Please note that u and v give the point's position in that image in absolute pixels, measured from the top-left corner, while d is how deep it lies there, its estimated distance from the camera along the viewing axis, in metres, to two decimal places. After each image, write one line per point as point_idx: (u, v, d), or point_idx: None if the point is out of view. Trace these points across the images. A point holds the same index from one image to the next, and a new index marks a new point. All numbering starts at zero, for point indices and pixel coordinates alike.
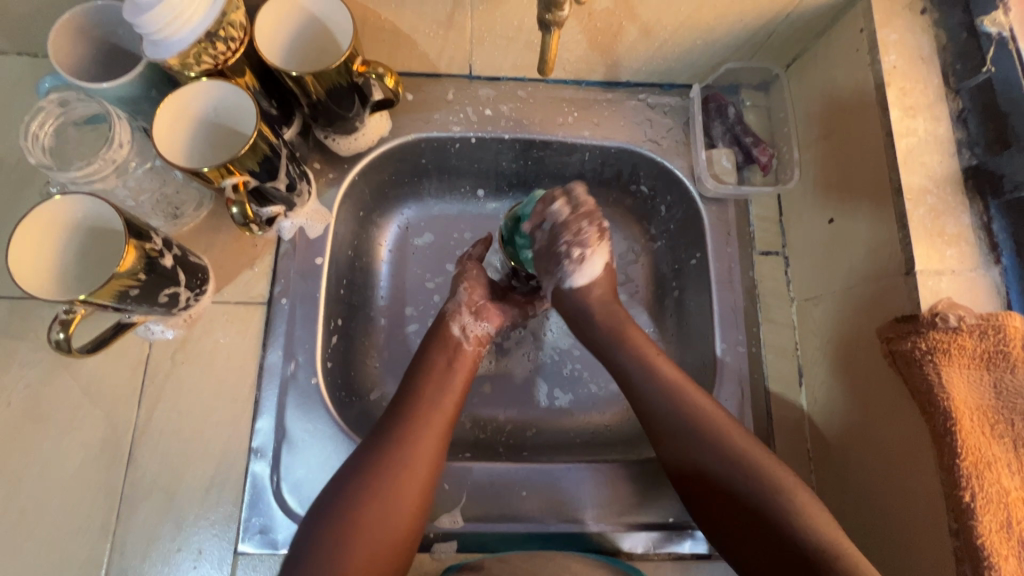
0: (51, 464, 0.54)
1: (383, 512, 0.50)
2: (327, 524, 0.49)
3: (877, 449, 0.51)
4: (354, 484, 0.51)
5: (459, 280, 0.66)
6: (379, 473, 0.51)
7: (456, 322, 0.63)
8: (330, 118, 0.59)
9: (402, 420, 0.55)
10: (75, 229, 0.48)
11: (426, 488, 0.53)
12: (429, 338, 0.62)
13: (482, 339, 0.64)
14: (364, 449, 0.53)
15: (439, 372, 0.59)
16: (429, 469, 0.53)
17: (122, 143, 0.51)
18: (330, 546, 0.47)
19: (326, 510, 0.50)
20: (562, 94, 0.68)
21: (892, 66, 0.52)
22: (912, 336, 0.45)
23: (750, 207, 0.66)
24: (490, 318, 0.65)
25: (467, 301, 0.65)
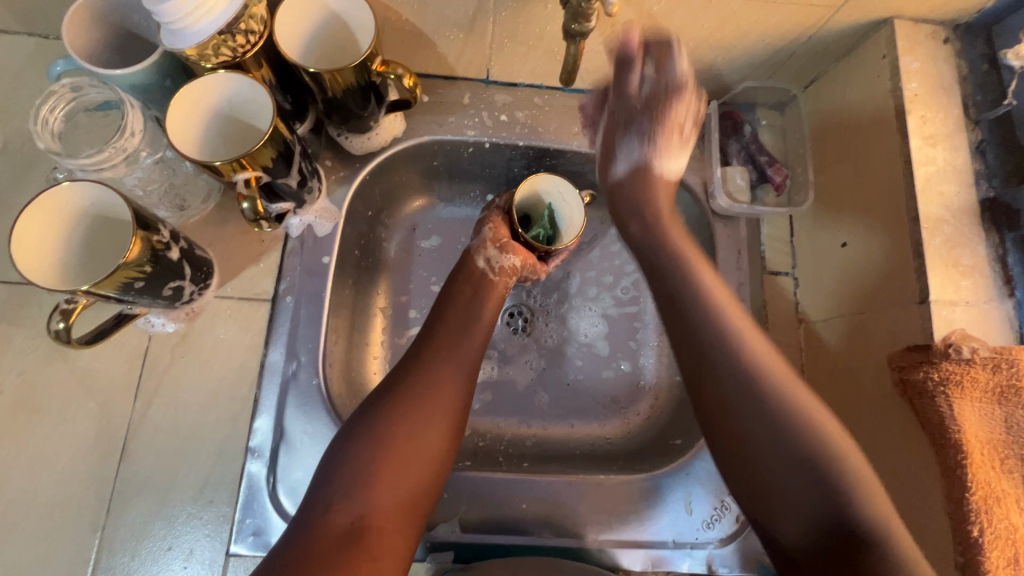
0: (41, 454, 0.53)
1: (416, 437, 0.49)
2: (360, 446, 0.48)
3: (885, 471, 0.51)
4: (386, 407, 0.50)
5: (483, 221, 0.66)
6: (411, 397, 0.51)
7: (482, 257, 0.63)
8: (345, 117, 0.59)
9: (432, 349, 0.55)
10: (80, 218, 0.47)
11: (457, 414, 0.52)
12: (454, 273, 0.63)
13: (506, 271, 0.64)
14: (395, 375, 0.53)
15: (467, 303, 0.60)
16: (460, 395, 0.53)
17: (134, 131, 0.50)
18: (364, 468, 0.47)
19: (354, 434, 0.49)
20: (579, 104, 0.68)
21: (913, 93, 0.52)
22: (924, 366, 0.45)
23: (761, 226, 0.66)
24: (515, 251, 0.64)
25: (491, 236, 0.64)
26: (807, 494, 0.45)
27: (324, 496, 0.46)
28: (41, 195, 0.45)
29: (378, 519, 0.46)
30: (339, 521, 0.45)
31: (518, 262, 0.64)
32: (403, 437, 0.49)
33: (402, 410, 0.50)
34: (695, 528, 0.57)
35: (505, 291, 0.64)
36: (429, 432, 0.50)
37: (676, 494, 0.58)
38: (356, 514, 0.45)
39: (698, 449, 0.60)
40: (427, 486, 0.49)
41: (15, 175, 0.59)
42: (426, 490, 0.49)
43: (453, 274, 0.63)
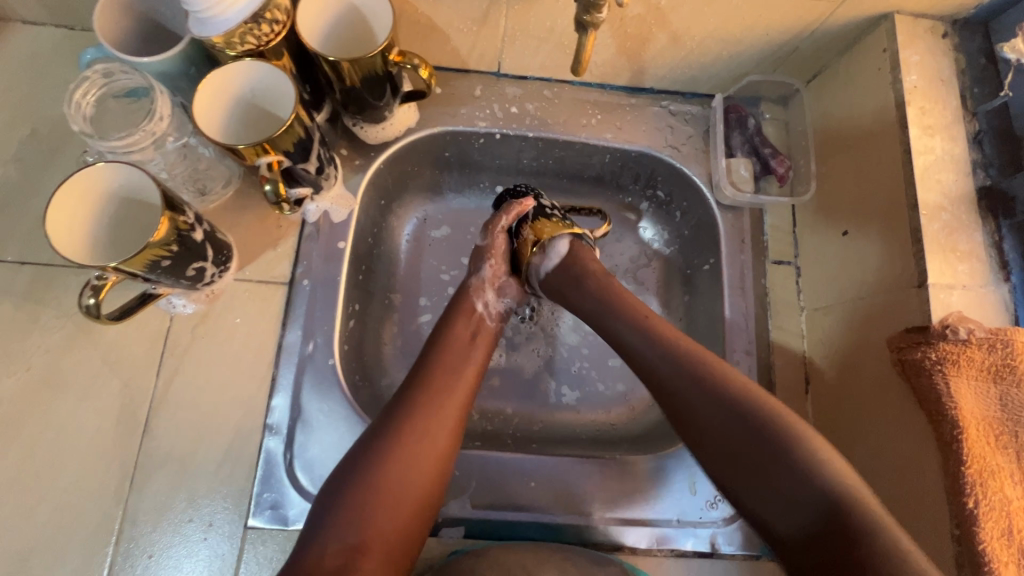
0: (67, 428, 0.55)
1: (404, 479, 0.51)
2: (352, 485, 0.49)
3: (886, 451, 0.52)
4: (377, 448, 0.51)
5: (483, 255, 0.66)
6: (402, 440, 0.52)
7: (480, 298, 0.65)
8: (361, 106, 0.61)
9: (424, 390, 0.56)
10: (110, 197, 0.49)
11: (446, 455, 0.53)
12: (453, 311, 0.63)
13: (502, 316, 0.66)
14: (388, 415, 0.54)
15: (461, 345, 0.60)
16: (449, 439, 0.54)
17: (162, 115, 0.51)
18: (356, 507, 0.48)
19: (345, 474, 0.50)
20: (587, 97, 0.70)
21: (913, 85, 0.54)
22: (922, 346, 0.47)
23: (764, 216, 0.68)
24: (511, 293, 0.67)
25: (491, 277, 0.66)
26: (793, 517, 0.44)
27: (318, 531, 0.47)
28: (77, 174, 0.47)
29: (367, 559, 0.47)
30: (329, 560, 0.46)
31: (512, 303, 0.67)
32: (391, 479, 0.50)
33: (393, 451, 0.51)
34: (699, 508, 0.59)
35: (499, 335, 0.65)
36: (418, 473, 0.51)
37: (680, 476, 0.60)
38: (346, 553, 0.47)
39: None
40: (414, 527, 0.50)
41: (43, 160, 0.61)
42: (413, 532, 0.50)
43: (450, 313, 0.63)
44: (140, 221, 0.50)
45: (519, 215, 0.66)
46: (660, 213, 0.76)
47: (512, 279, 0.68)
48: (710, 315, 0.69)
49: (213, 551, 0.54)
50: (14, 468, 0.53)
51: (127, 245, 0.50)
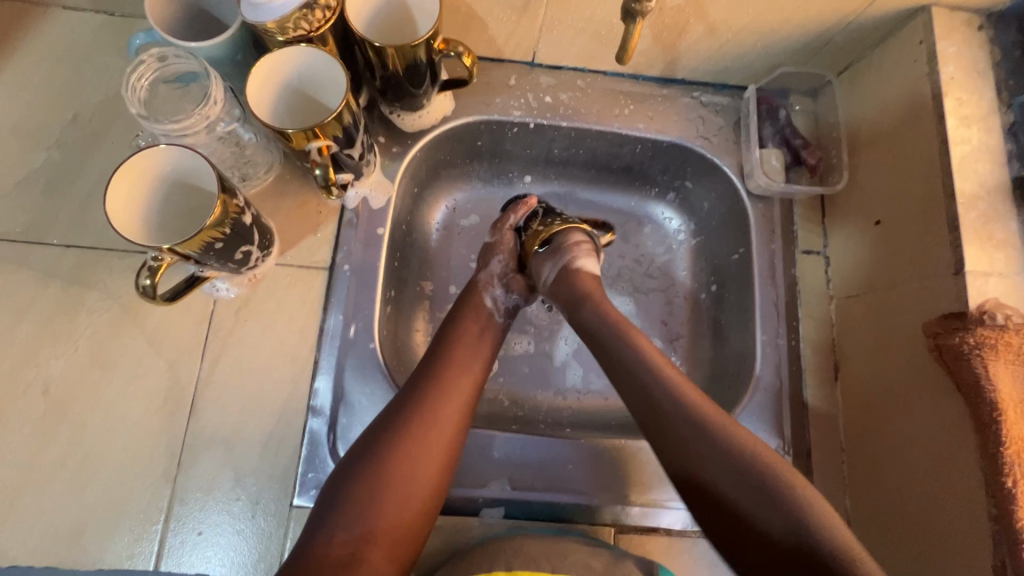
0: (115, 409, 0.56)
1: (412, 472, 0.51)
2: (360, 476, 0.50)
3: (918, 436, 0.54)
4: (385, 440, 0.52)
5: (493, 251, 0.67)
6: (410, 433, 0.52)
7: (490, 294, 0.65)
8: (399, 94, 0.61)
9: (432, 384, 0.55)
10: (166, 178, 0.50)
11: (452, 450, 0.53)
12: (464, 307, 0.63)
13: (511, 312, 0.65)
14: (397, 408, 0.54)
15: (471, 341, 0.60)
16: (457, 433, 0.54)
17: (216, 100, 0.52)
18: (365, 498, 0.49)
19: (355, 466, 0.50)
20: (619, 87, 0.71)
21: (949, 77, 0.55)
22: (959, 331, 0.48)
23: (794, 206, 0.69)
24: (517, 289, 0.66)
25: (500, 272, 0.66)
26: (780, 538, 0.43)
27: (326, 520, 0.48)
28: (137, 154, 0.48)
29: (373, 549, 0.47)
30: (337, 550, 0.46)
31: (518, 300, 0.66)
32: (399, 472, 0.50)
33: (402, 444, 0.51)
34: None
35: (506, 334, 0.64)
36: (425, 465, 0.51)
37: None
38: (353, 543, 0.47)
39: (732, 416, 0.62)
40: (421, 519, 0.50)
41: (85, 145, 0.62)
42: (419, 524, 0.50)
43: (459, 309, 0.63)
44: (199, 208, 0.53)
45: (527, 212, 0.68)
46: (685, 204, 0.77)
47: (519, 276, 0.67)
48: (739, 304, 0.70)
49: (259, 529, 0.55)
50: (64, 446, 0.54)
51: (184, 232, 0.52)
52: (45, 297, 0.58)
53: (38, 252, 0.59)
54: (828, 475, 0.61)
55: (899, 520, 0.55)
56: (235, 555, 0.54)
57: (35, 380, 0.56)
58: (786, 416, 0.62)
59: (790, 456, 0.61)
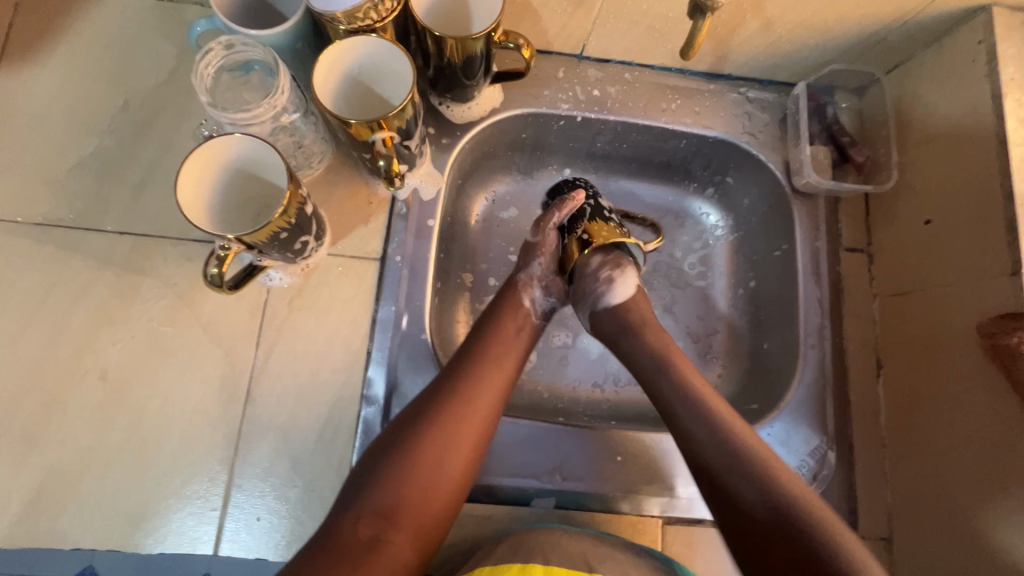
0: (172, 396, 0.56)
1: (438, 460, 0.52)
2: (391, 460, 0.51)
3: (967, 434, 0.55)
4: (416, 427, 0.53)
5: (533, 251, 0.67)
6: (440, 423, 0.53)
7: (528, 295, 0.65)
8: (450, 85, 0.62)
9: (465, 377, 0.56)
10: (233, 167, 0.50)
11: (481, 441, 0.54)
12: (500, 305, 0.64)
13: (547, 314, 0.66)
14: (430, 398, 0.55)
15: (505, 338, 0.61)
16: (485, 426, 0.55)
17: (284, 89, 0.50)
18: (393, 481, 0.50)
19: (387, 448, 0.52)
20: (666, 81, 0.71)
21: (1010, 78, 0.55)
22: (1017, 331, 0.49)
23: (839, 204, 0.69)
24: (556, 292, 0.67)
25: (540, 275, 0.66)
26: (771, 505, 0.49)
27: (354, 501, 0.49)
28: (213, 139, 0.48)
29: (398, 532, 0.48)
30: (362, 529, 0.47)
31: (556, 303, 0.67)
32: (430, 458, 0.51)
33: (431, 433, 0.52)
34: None
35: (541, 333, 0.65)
36: (452, 456, 0.52)
37: None
38: (376, 524, 0.48)
39: (776, 411, 0.63)
40: (444, 508, 0.51)
41: (136, 132, 0.62)
42: (441, 513, 0.51)
43: (498, 303, 0.64)
44: (260, 201, 0.53)
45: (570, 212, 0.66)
46: (724, 200, 0.78)
47: (559, 278, 0.67)
48: (781, 300, 0.70)
49: (315, 515, 0.55)
50: (122, 433, 0.55)
51: (242, 224, 0.52)
52: (100, 283, 0.58)
53: (93, 239, 0.59)
54: (870, 470, 0.62)
55: (947, 516, 0.56)
56: (291, 541, 0.55)
57: (93, 365, 0.56)
58: (830, 412, 0.63)
59: (832, 451, 0.62)
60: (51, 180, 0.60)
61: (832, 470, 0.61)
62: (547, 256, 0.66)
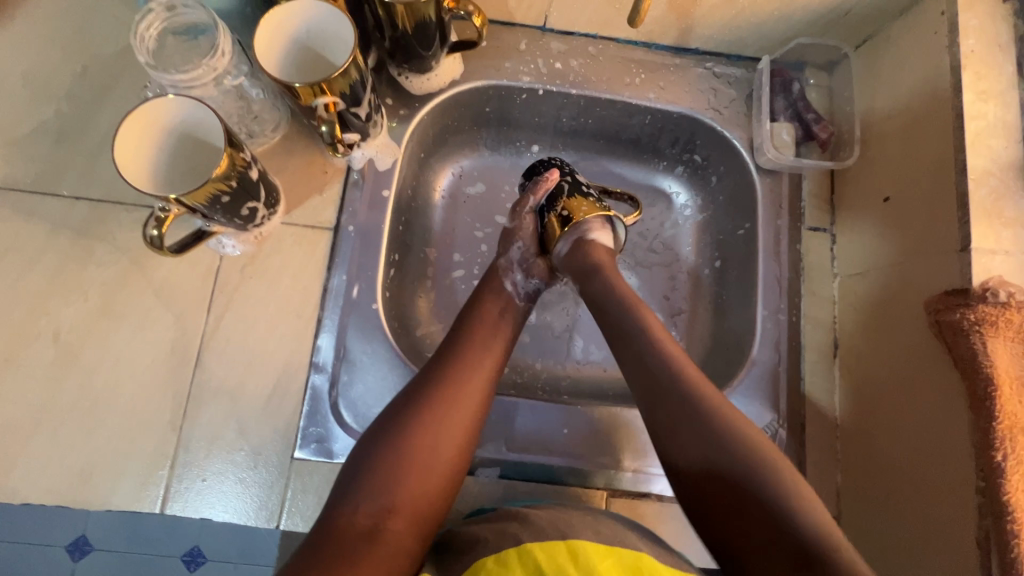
0: (123, 358, 0.57)
1: (431, 447, 0.49)
2: (383, 449, 0.48)
3: (923, 417, 0.52)
4: (407, 414, 0.50)
5: (511, 237, 0.65)
6: (432, 407, 0.51)
7: (509, 279, 0.63)
8: (408, 55, 0.61)
9: (454, 361, 0.54)
10: (175, 130, 0.50)
11: (473, 425, 0.52)
12: (483, 290, 0.62)
13: (531, 297, 0.64)
14: (419, 383, 0.52)
15: (492, 321, 0.59)
16: (479, 409, 0.53)
17: (224, 51, 0.51)
18: (386, 470, 0.47)
19: (377, 438, 0.49)
20: (631, 55, 0.70)
21: (970, 50, 0.53)
22: (961, 308, 0.48)
23: (803, 181, 0.68)
24: (539, 274, 0.65)
25: (520, 259, 0.64)
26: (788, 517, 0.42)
27: (349, 492, 0.47)
28: (152, 100, 0.48)
29: (396, 521, 0.46)
30: (360, 521, 0.45)
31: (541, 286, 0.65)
32: (422, 445, 0.49)
33: (424, 419, 0.50)
34: None
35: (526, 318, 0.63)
36: (447, 441, 0.50)
37: None
38: (376, 515, 0.46)
39: (727, 388, 0.62)
40: (441, 496, 0.49)
41: (94, 99, 0.62)
42: (439, 501, 0.49)
43: (482, 289, 0.62)
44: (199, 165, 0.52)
45: (545, 193, 0.66)
46: (693, 179, 0.76)
47: (540, 260, 0.65)
48: (742, 278, 0.69)
49: (262, 478, 0.56)
50: (73, 393, 0.56)
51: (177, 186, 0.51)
52: (55, 247, 0.59)
53: (49, 203, 0.60)
54: (821, 450, 0.62)
55: (888, 493, 0.55)
56: (236, 503, 0.55)
57: (46, 327, 0.57)
58: (782, 390, 0.62)
59: (783, 429, 0.61)
60: (9, 144, 0.60)
61: (782, 448, 0.61)
62: (527, 239, 0.65)
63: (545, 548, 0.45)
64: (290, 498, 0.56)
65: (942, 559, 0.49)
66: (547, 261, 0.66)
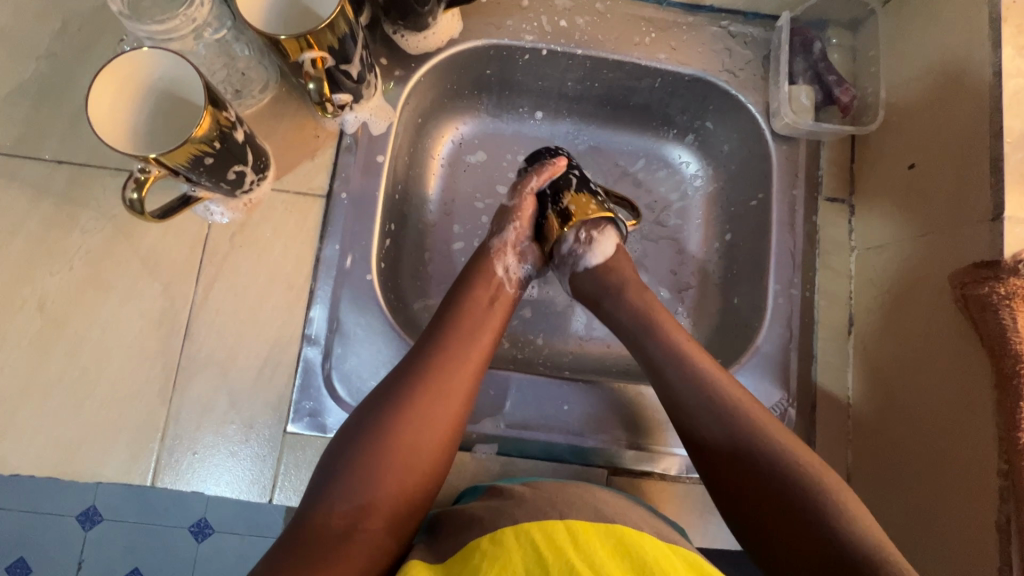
0: (110, 329, 0.56)
1: (411, 443, 0.47)
2: (360, 445, 0.47)
3: (943, 400, 0.50)
4: (386, 410, 0.48)
5: (509, 216, 0.62)
6: (410, 403, 0.49)
7: (501, 262, 0.60)
8: (403, 11, 0.57)
9: (437, 353, 0.52)
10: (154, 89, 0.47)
11: (456, 419, 0.50)
12: (469, 277, 0.58)
13: (523, 282, 0.61)
14: (397, 378, 0.50)
15: (478, 312, 0.56)
16: (461, 404, 0.51)
17: (203, 1, 0.49)
18: (364, 468, 0.46)
19: (354, 433, 0.47)
20: (641, 13, 0.66)
21: (1012, 0, 0.49)
22: (990, 281, 0.45)
23: (821, 149, 0.65)
24: (531, 259, 0.62)
25: (514, 240, 0.61)
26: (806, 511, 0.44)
27: (326, 490, 0.45)
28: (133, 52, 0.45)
29: (374, 520, 0.44)
30: (337, 520, 0.44)
31: (531, 271, 0.62)
32: (401, 442, 0.47)
33: (401, 415, 0.48)
34: None
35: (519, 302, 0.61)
36: (427, 437, 0.48)
37: None
38: (352, 514, 0.44)
39: (735, 365, 0.60)
40: (420, 493, 0.47)
41: (75, 57, 0.59)
42: (418, 498, 0.47)
43: (467, 274, 0.59)
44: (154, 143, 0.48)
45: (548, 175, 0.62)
46: (704, 147, 0.72)
47: (534, 244, 0.62)
48: (753, 252, 0.66)
49: (254, 452, 0.55)
50: (61, 365, 0.55)
51: (109, 132, 0.46)
52: (38, 213, 0.57)
53: (30, 167, 0.57)
54: (833, 430, 0.59)
55: (901, 476, 0.53)
56: (227, 477, 0.54)
57: (31, 296, 0.55)
58: (793, 368, 0.60)
59: (793, 408, 0.59)
60: None
61: (791, 426, 0.59)
62: (525, 222, 0.62)
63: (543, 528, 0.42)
64: (282, 473, 0.55)
65: (958, 544, 0.47)
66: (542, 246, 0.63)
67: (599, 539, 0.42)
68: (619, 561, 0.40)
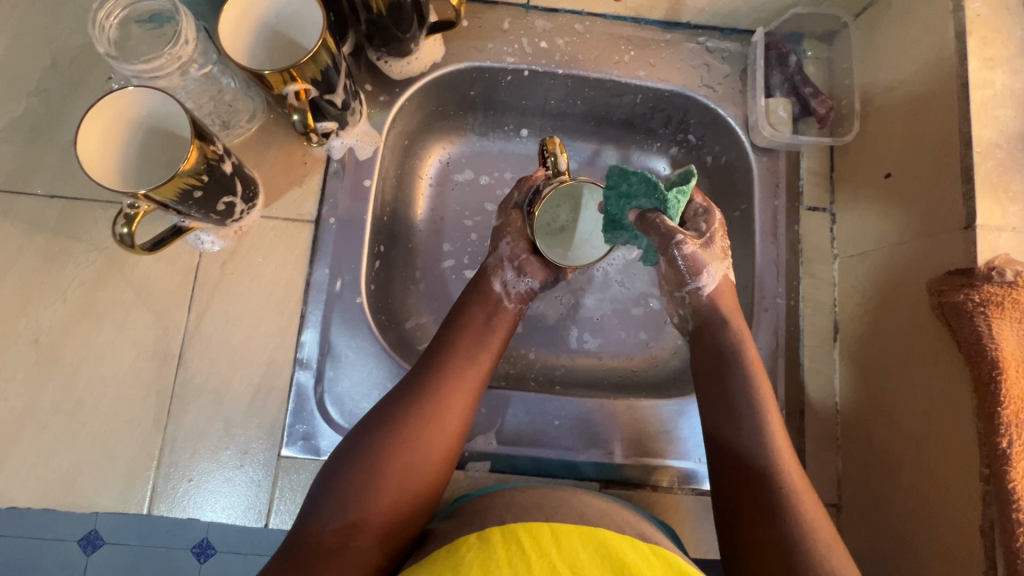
0: (105, 359, 0.56)
1: (405, 463, 0.48)
2: (355, 466, 0.47)
3: (924, 416, 0.51)
4: (382, 428, 0.49)
5: (499, 233, 0.62)
6: (406, 424, 0.49)
7: (498, 278, 0.60)
8: (385, 40, 0.58)
9: (434, 372, 0.53)
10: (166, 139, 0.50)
11: (452, 441, 0.50)
12: (470, 295, 0.59)
13: (524, 297, 0.61)
14: (396, 399, 0.51)
15: (478, 331, 0.56)
16: (456, 426, 0.51)
17: (187, 40, 0.51)
18: (356, 486, 0.46)
19: (349, 451, 0.48)
20: (620, 32, 0.67)
21: (976, 13, 0.50)
22: (965, 289, 0.46)
23: (801, 159, 0.66)
24: (533, 272, 0.61)
25: (509, 255, 0.61)
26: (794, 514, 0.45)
27: (317, 508, 0.45)
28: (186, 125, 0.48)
29: (362, 538, 0.45)
30: (328, 538, 0.44)
31: (534, 284, 0.62)
32: (396, 462, 0.47)
33: (398, 434, 0.48)
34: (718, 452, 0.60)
35: (518, 320, 0.61)
36: (421, 457, 0.48)
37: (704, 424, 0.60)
38: (343, 532, 0.44)
39: None
40: (412, 515, 0.47)
41: (64, 93, 0.60)
42: (410, 518, 0.47)
43: (466, 294, 0.59)
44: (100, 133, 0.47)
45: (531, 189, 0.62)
46: (687, 160, 0.73)
47: (533, 258, 0.61)
48: (738, 261, 0.67)
49: (249, 477, 0.55)
50: (54, 397, 0.55)
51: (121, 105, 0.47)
52: (30, 247, 0.57)
53: (22, 203, 0.58)
54: (821, 436, 0.60)
55: (890, 489, 0.54)
56: (221, 501, 0.55)
57: (24, 330, 0.56)
58: (781, 376, 0.61)
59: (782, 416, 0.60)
60: None
61: None
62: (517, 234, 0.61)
63: (529, 529, 0.43)
64: (278, 495, 0.55)
65: (943, 546, 0.48)
66: (542, 257, 0.62)
67: (582, 543, 0.42)
68: (600, 561, 0.41)
